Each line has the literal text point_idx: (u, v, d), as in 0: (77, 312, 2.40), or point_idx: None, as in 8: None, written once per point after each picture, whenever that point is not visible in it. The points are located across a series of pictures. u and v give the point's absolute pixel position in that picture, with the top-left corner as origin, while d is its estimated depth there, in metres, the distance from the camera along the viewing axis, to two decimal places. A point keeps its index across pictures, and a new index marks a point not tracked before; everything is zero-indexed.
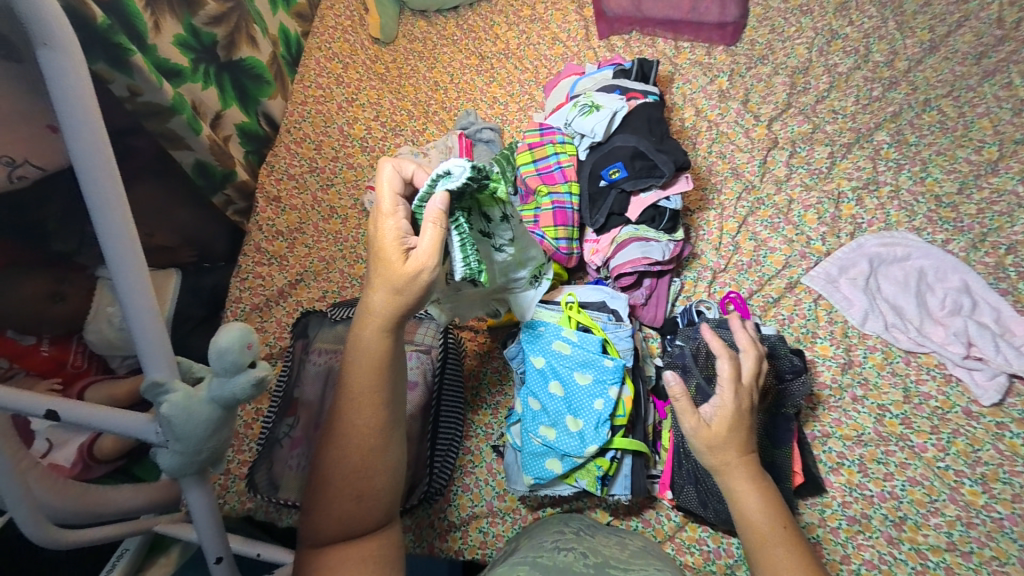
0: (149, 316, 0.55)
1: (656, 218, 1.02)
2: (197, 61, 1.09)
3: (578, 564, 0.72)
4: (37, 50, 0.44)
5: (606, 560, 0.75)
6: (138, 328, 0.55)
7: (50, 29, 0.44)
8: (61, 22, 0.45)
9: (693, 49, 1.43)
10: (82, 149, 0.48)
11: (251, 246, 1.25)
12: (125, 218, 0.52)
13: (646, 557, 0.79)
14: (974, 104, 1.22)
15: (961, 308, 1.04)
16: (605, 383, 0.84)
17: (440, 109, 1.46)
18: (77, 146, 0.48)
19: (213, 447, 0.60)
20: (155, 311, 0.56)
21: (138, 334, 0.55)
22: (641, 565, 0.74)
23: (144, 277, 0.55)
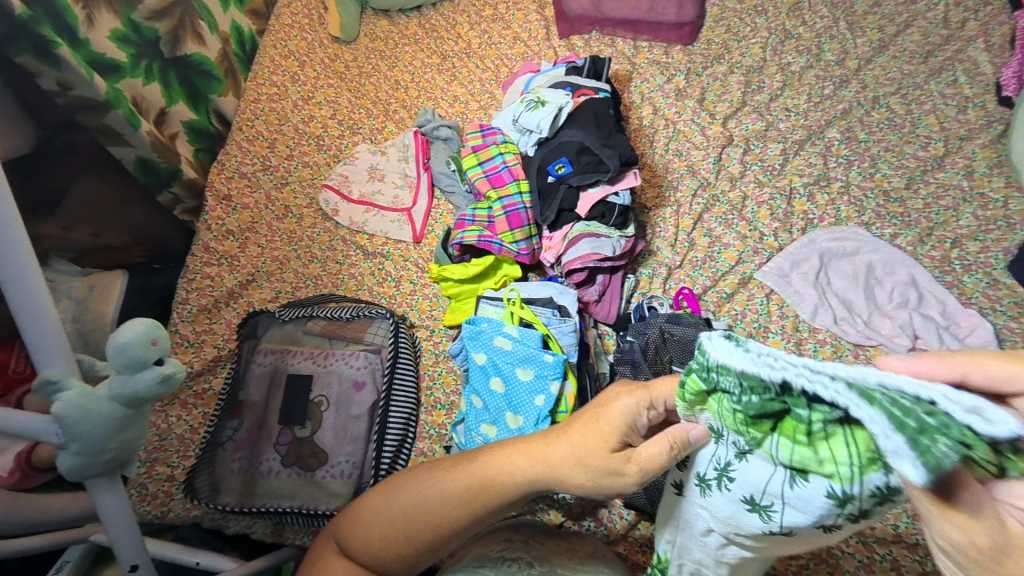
0: (39, 310, 0.52)
1: (606, 214, 1.02)
2: (138, 56, 1.06)
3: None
4: None
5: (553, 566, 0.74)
6: (26, 318, 0.52)
7: None
8: None
9: (651, 49, 1.45)
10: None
11: (200, 246, 1.21)
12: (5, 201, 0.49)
13: (595, 563, 0.76)
14: (921, 101, 1.24)
15: (908, 301, 1.05)
16: (546, 378, 0.81)
17: (400, 108, 1.45)
18: None
19: (118, 447, 0.57)
20: (48, 304, 0.53)
21: (26, 325, 0.52)
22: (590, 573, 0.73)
23: (32, 264, 0.52)
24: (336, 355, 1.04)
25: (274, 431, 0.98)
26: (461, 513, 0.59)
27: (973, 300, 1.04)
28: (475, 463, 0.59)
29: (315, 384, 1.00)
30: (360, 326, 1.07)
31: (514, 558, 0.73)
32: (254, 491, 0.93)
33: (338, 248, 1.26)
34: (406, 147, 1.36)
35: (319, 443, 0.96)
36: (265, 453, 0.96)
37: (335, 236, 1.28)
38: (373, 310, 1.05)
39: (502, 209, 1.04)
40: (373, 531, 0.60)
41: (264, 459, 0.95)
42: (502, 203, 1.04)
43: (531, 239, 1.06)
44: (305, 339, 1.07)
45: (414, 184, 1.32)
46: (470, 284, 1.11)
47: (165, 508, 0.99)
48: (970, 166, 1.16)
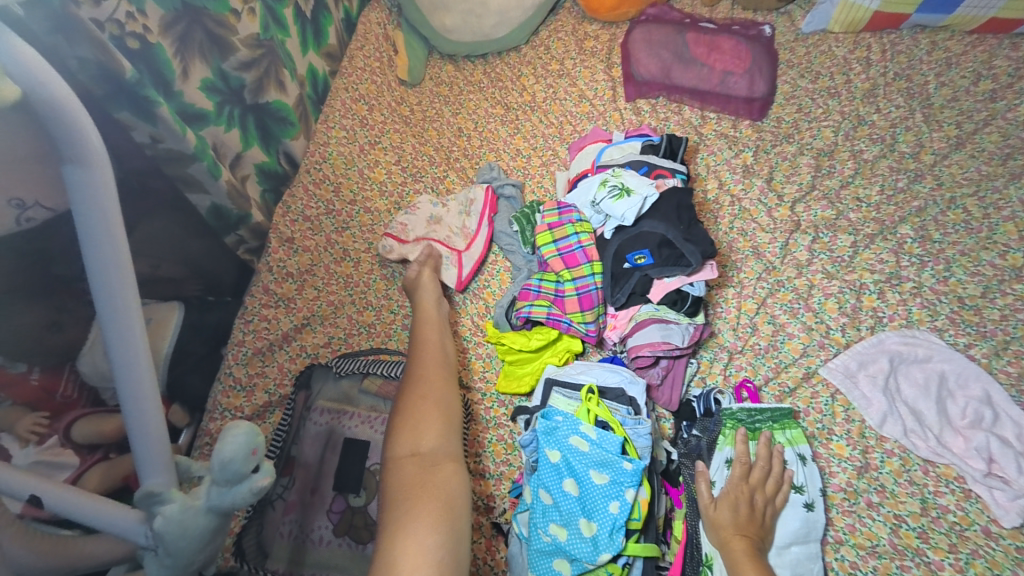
0: (149, 412, 0.54)
1: (678, 302, 1.00)
2: (222, 104, 1.07)
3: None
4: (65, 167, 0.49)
5: None
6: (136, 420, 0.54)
7: (84, 153, 0.49)
8: (96, 147, 0.50)
9: (719, 120, 1.44)
10: (98, 248, 0.52)
11: (259, 286, 1.22)
12: (134, 309, 0.54)
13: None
14: (999, 206, 1.21)
15: (981, 420, 1.02)
16: (622, 486, 0.79)
17: (462, 157, 1.46)
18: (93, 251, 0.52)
19: (205, 558, 0.55)
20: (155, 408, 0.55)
21: (133, 425, 0.54)
22: None
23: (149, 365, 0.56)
24: None
25: (327, 497, 0.96)
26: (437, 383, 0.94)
27: None
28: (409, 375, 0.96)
29: (371, 452, 0.98)
30: None
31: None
32: (304, 559, 0.91)
33: (393, 297, 1.26)
34: (470, 201, 1.34)
35: (372, 515, 0.93)
36: (316, 520, 0.94)
37: (391, 285, 1.27)
38: None
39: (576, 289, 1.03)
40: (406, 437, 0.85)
41: (316, 526, 0.93)
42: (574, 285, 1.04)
43: (599, 319, 1.04)
44: (361, 399, 1.06)
45: (470, 235, 1.30)
46: (531, 355, 1.10)
47: None
48: None
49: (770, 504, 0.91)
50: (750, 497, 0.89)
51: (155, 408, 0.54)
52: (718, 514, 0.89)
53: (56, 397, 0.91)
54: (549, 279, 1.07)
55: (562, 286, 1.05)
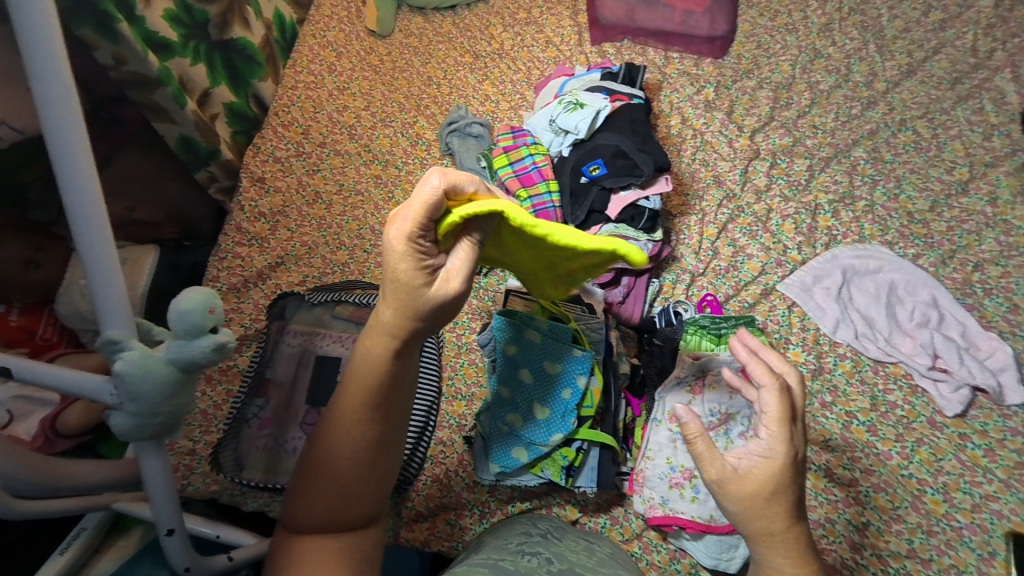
0: (108, 270, 0.55)
1: (636, 217, 1.03)
2: (187, 37, 1.10)
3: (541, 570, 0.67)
4: None
5: (573, 565, 0.71)
6: (96, 276, 0.54)
7: None
8: None
9: (682, 60, 1.48)
10: (48, 89, 0.49)
11: (232, 226, 1.24)
12: (85, 159, 0.52)
13: (613, 564, 0.75)
14: (947, 127, 1.26)
15: (928, 321, 1.05)
16: (574, 373, 0.82)
17: (431, 103, 1.47)
18: (45, 93, 0.50)
19: (171, 410, 0.59)
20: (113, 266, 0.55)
21: (94, 278, 0.54)
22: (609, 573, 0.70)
23: (104, 223, 0.54)
24: None
25: (300, 410, 0.98)
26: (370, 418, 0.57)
27: (993, 323, 1.05)
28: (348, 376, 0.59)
29: (343, 367, 1.00)
30: None
31: (532, 554, 0.71)
32: (278, 469, 0.93)
33: (366, 236, 1.27)
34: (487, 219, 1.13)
35: None
36: (290, 432, 0.97)
37: (363, 225, 1.29)
38: None
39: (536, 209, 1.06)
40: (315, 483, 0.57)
41: (289, 438, 0.96)
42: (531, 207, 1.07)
43: None
44: (334, 323, 1.07)
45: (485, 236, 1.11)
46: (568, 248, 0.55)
47: (186, 481, 0.99)
48: (994, 193, 1.17)
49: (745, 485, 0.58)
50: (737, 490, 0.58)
51: (112, 261, 0.55)
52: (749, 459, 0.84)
53: (36, 338, 0.94)
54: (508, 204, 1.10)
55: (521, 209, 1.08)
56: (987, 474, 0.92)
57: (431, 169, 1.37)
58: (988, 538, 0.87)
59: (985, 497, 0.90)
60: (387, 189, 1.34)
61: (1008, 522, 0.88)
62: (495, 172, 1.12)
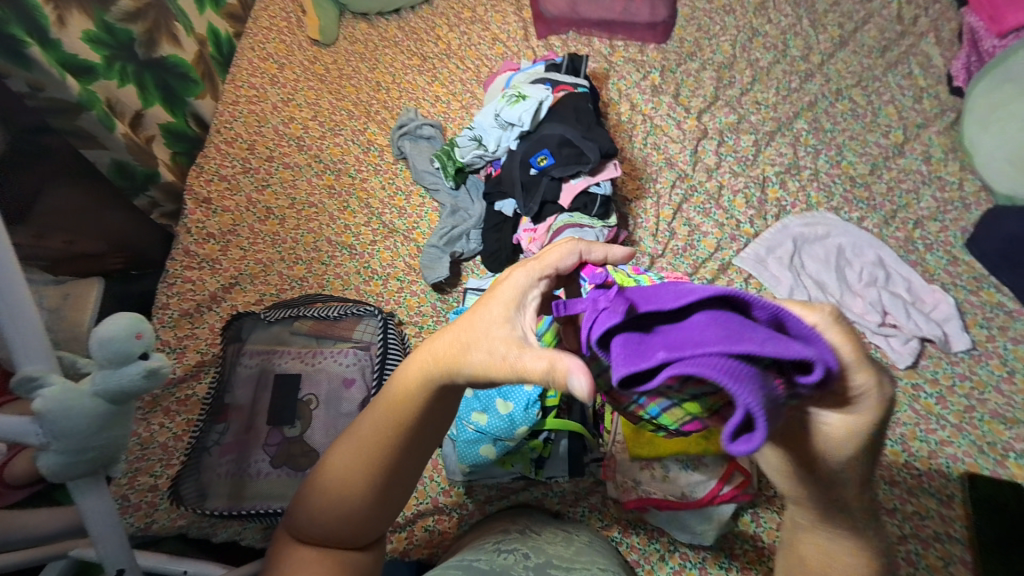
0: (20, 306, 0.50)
1: (589, 204, 1.04)
2: (112, 58, 1.06)
3: (517, 567, 0.67)
4: None
5: (549, 557, 0.71)
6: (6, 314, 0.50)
7: None
8: None
9: (627, 47, 1.50)
10: None
11: (180, 250, 1.19)
12: None
13: (592, 553, 0.74)
14: (880, 93, 1.31)
15: (875, 280, 1.09)
16: None
17: (382, 109, 1.46)
18: None
19: (106, 443, 0.56)
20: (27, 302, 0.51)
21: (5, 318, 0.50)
22: (585, 563, 0.70)
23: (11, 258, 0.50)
24: (324, 353, 1.02)
25: (262, 432, 0.95)
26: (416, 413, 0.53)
27: (936, 277, 1.09)
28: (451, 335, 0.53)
29: (303, 383, 0.98)
30: (350, 324, 1.05)
31: (509, 551, 0.71)
32: (243, 494, 0.90)
33: (322, 248, 1.25)
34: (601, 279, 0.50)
35: (310, 442, 0.94)
36: (253, 455, 0.94)
37: (319, 237, 1.26)
38: (362, 308, 1.03)
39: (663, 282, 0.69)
40: (335, 473, 0.54)
41: (253, 461, 0.93)
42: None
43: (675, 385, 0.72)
44: (293, 339, 1.05)
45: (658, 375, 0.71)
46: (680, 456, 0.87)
47: (150, 518, 0.95)
48: (927, 152, 1.23)
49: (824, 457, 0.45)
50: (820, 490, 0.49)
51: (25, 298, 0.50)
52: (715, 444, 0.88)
53: None
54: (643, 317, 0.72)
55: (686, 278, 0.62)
56: (940, 420, 0.96)
57: (386, 175, 1.35)
58: (946, 482, 0.91)
59: (940, 443, 0.94)
60: (342, 199, 1.32)
61: (963, 464, 0.92)
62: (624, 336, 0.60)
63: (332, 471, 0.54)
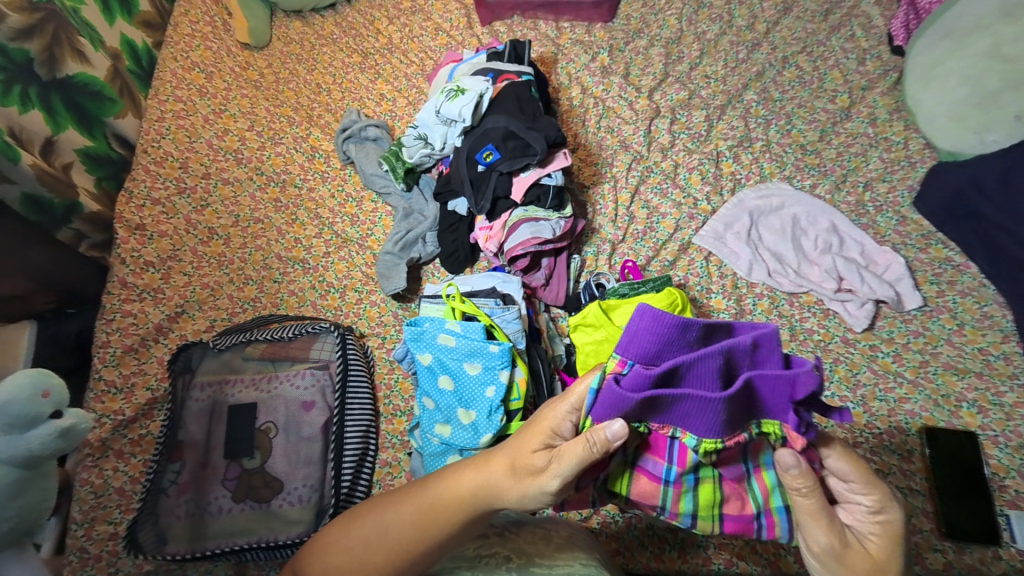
0: None
1: (542, 197, 1.02)
2: (9, 82, 0.97)
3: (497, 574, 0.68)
4: None
5: (530, 558, 0.72)
6: None
7: None
8: None
9: (573, 28, 1.46)
10: None
11: (115, 282, 1.12)
12: None
13: (574, 547, 0.75)
14: (825, 58, 1.31)
15: (830, 247, 1.10)
16: (494, 369, 0.80)
17: (324, 112, 1.38)
18: None
19: (23, 505, 0.65)
20: None
21: None
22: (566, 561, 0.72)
23: None
24: (279, 378, 0.97)
25: (219, 467, 0.91)
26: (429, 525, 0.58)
27: (886, 238, 1.11)
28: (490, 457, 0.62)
29: (259, 412, 0.94)
30: (305, 344, 1.01)
31: (491, 554, 0.72)
32: (204, 533, 0.86)
33: (273, 266, 1.20)
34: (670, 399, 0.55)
35: (271, 471, 0.90)
36: (212, 492, 0.89)
37: (268, 254, 1.21)
38: (317, 325, 1.00)
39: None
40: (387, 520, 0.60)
41: (212, 498, 0.89)
42: (785, 524, 0.60)
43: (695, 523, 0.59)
44: (246, 365, 1.00)
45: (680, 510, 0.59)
46: None
47: (112, 568, 0.89)
48: (873, 114, 1.24)
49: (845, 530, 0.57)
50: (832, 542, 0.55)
51: None
52: None
53: None
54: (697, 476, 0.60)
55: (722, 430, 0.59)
56: (897, 378, 0.99)
57: (334, 182, 1.30)
58: (905, 437, 0.94)
59: (898, 400, 0.97)
60: (289, 211, 1.26)
61: (921, 419, 0.95)
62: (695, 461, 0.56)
63: (340, 550, 0.60)
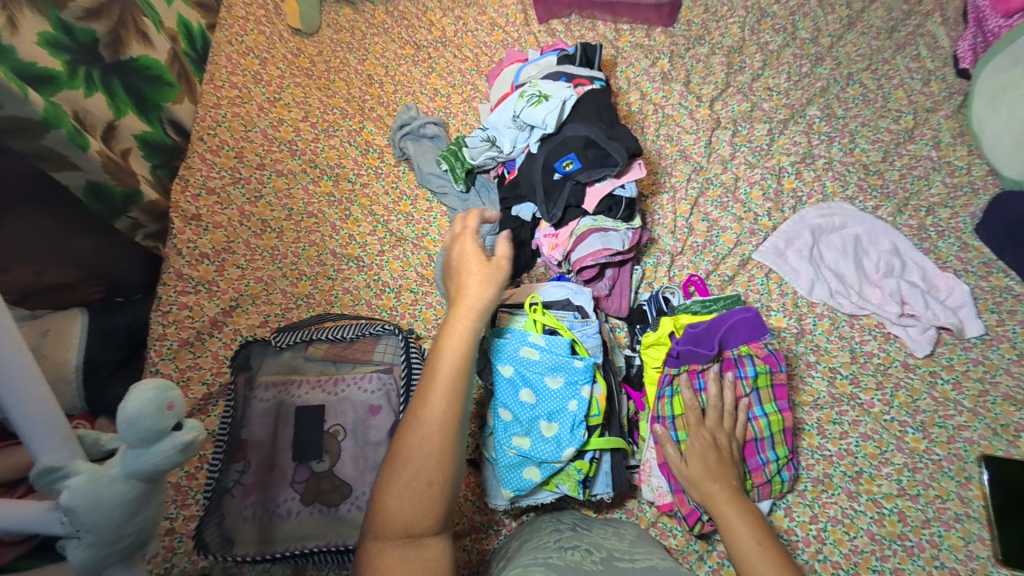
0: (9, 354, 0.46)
1: (613, 207, 1.00)
2: (74, 63, 0.97)
3: (586, 562, 0.67)
4: None
5: (610, 553, 0.71)
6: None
7: None
8: None
9: (633, 31, 1.43)
10: None
11: (171, 273, 1.11)
12: None
13: (646, 545, 0.77)
14: (889, 76, 1.30)
15: (892, 270, 1.10)
16: (577, 384, 0.80)
17: (376, 105, 1.35)
18: None
19: (137, 530, 0.50)
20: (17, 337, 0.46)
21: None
22: (645, 554, 0.72)
23: None
24: (345, 381, 0.96)
25: (288, 470, 0.90)
26: (446, 447, 0.63)
27: (948, 264, 1.11)
28: (426, 371, 0.68)
29: (326, 415, 0.93)
30: (367, 345, 1.00)
31: (573, 547, 0.71)
32: (273, 537, 0.86)
33: (327, 262, 1.17)
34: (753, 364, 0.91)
35: (339, 476, 0.90)
36: (280, 495, 0.89)
37: (322, 250, 1.18)
38: (379, 327, 0.97)
39: (745, 359, 0.91)
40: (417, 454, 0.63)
41: (281, 501, 0.89)
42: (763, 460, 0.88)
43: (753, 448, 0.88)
44: (307, 366, 0.99)
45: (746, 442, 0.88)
46: None
47: (168, 564, 0.87)
48: (937, 136, 1.23)
49: (754, 521, 0.74)
50: (730, 513, 0.75)
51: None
52: (692, 470, 0.81)
53: None
54: (773, 427, 0.89)
55: (779, 387, 0.91)
56: (956, 406, 1.00)
57: (388, 178, 1.27)
58: (964, 464, 0.95)
59: (957, 427, 0.98)
60: (343, 206, 1.23)
61: (979, 446, 0.96)
62: (770, 407, 0.90)
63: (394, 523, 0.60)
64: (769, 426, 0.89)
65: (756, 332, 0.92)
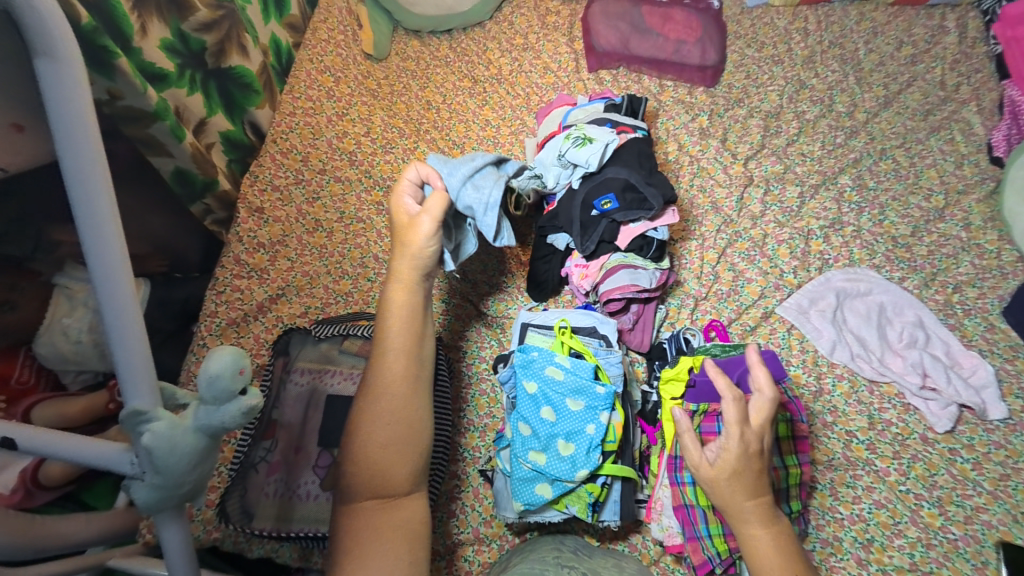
0: (130, 322, 0.54)
1: (644, 247, 1.06)
2: (183, 66, 1.11)
3: None
4: (39, 59, 0.47)
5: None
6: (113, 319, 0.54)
7: (56, 43, 0.47)
8: (65, 33, 0.47)
9: (675, 88, 1.53)
10: (72, 135, 0.49)
11: (230, 258, 1.22)
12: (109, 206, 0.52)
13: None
14: (922, 156, 1.36)
15: (916, 342, 1.11)
16: (596, 409, 0.84)
17: (431, 128, 1.47)
18: (68, 138, 0.49)
19: (196, 480, 0.56)
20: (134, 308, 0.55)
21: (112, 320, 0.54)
22: None
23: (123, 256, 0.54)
24: None
25: (313, 453, 0.96)
26: (409, 406, 0.76)
27: (973, 342, 1.12)
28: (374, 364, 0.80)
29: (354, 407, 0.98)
30: None
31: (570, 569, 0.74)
32: (291, 515, 0.91)
33: (369, 265, 1.26)
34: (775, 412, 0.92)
35: None
36: (302, 476, 0.94)
37: (366, 253, 1.27)
38: None
39: None
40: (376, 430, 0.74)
41: (303, 482, 0.93)
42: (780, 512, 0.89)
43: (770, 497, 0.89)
44: (342, 359, 1.04)
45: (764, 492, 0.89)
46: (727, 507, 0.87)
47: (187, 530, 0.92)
48: (967, 218, 1.26)
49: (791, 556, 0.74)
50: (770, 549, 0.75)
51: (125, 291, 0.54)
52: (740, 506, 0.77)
53: (10, 382, 0.83)
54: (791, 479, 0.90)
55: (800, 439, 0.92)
56: (976, 486, 0.98)
57: None
58: (980, 548, 0.93)
59: (976, 508, 0.96)
60: None
61: (998, 532, 0.94)
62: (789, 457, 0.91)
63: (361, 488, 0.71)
64: (787, 478, 0.90)
65: (776, 376, 0.94)
